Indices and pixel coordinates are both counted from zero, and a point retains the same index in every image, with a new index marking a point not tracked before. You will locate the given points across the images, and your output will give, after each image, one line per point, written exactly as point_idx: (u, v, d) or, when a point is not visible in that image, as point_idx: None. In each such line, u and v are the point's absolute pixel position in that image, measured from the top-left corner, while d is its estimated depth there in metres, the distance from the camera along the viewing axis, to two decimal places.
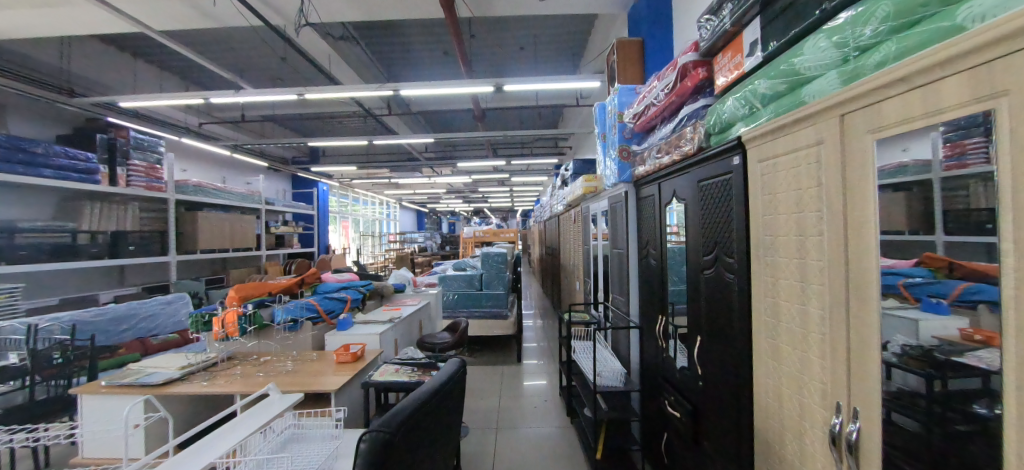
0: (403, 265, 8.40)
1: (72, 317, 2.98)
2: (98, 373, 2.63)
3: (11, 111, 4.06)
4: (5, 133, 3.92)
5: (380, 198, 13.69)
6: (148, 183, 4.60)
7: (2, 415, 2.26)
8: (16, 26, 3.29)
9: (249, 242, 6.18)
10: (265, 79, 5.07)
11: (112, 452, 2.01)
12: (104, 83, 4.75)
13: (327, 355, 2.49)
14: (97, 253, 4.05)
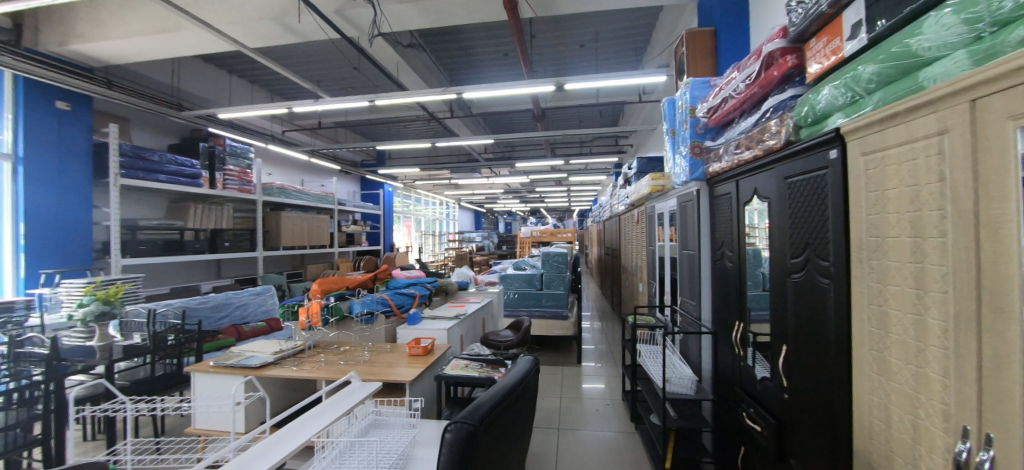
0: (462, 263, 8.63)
1: (183, 303, 3.41)
2: (204, 355, 2.97)
3: (135, 125, 4.69)
4: (130, 144, 4.55)
5: (441, 199, 14.18)
6: (240, 186, 5.13)
7: (130, 387, 2.62)
8: (139, 52, 3.79)
9: (324, 240, 6.65)
10: (341, 88, 5.44)
11: (220, 425, 2.24)
12: (206, 98, 5.35)
13: (401, 347, 2.62)
14: (200, 248, 4.57)
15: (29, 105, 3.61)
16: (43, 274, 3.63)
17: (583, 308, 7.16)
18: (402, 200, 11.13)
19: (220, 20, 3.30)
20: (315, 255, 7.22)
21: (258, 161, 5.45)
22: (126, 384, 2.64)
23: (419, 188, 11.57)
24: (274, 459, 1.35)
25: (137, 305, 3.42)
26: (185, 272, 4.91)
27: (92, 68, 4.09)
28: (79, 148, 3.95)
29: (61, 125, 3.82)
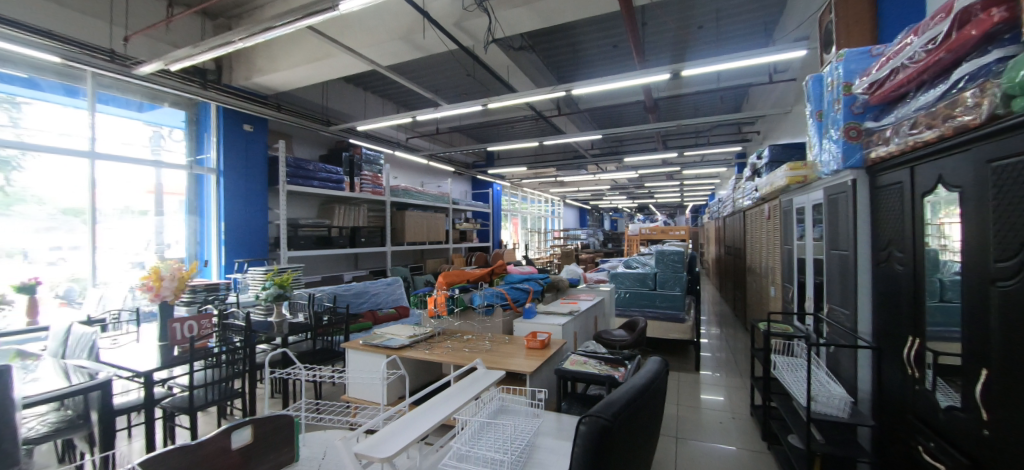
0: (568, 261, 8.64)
1: (334, 289, 4.02)
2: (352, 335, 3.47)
3: (297, 140, 5.66)
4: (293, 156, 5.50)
5: (546, 196, 14.39)
6: (373, 188, 5.89)
7: (301, 356, 3.18)
8: (299, 80, 4.50)
9: (441, 237, 7.24)
10: (457, 95, 5.83)
11: (370, 396, 2.60)
12: (348, 114, 6.20)
13: (519, 340, 2.74)
14: (344, 243, 5.33)
15: (227, 129, 4.56)
16: (237, 262, 4.61)
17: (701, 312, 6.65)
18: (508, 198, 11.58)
19: (360, 46, 3.76)
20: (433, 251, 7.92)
21: (388, 167, 6.18)
22: (297, 354, 3.20)
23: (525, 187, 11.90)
24: (415, 432, 1.52)
25: (301, 289, 4.13)
26: (333, 264, 5.78)
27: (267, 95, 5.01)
28: (259, 161, 4.89)
29: (247, 143, 4.77)
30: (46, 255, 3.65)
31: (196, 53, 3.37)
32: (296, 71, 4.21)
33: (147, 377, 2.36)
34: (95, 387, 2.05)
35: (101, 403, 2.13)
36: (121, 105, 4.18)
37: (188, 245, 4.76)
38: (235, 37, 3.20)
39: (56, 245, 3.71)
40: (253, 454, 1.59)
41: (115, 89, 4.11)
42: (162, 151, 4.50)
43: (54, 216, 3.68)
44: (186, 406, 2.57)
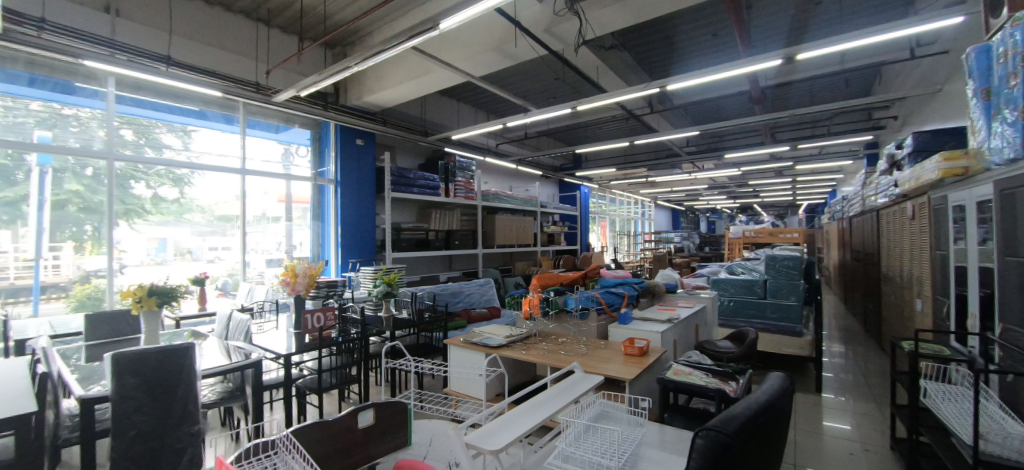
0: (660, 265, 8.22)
1: (434, 289, 4.32)
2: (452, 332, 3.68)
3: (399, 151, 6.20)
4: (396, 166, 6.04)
5: (635, 198, 13.87)
6: (466, 194, 6.22)
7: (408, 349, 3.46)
8: (400, 97, 4.90)
9: (529, 239, 7.38)
10: (545, 99, 5.90)
11: (470, 391, 2.73)
12: (444, 124, 6.62)
13: (615, 345, 2.69)
14: (440, 245, 5.71)
15: (342, 143, 5.17)
16: (351, 262, 5.19)
17: (823, 325, 5.87)
18: (596, 201, 11.37)
19: (456, 60, 3.99)
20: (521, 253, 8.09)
21: (479, 173, 6.48)
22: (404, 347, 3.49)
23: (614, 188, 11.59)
24: (520, 430, 1.57)
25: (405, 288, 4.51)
26: (431, 265, 6.21)
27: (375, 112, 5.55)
28: (368, 171, 5.43)
29: (359, 156, 5.34)
30: (206, 254, 4.55)
31: (321, 80, 3.79)
32: (399, 88, 4.60)
33: (286, 360, 2.71)
34: (248, 365, 2.46)
35: (254, 379, 2.53)
36: (265, 128, 4.96)
37: (313, 246, 5.47)
38: (352, 63, 3.55)
39: (215, 245, 4.61)
40: (371, 436, 1.75)
41: (259, 116, 4.90)
42: (293, 166, 5.22)
43: (212, 222, 4.55)
44: (316, 386, 2.87)
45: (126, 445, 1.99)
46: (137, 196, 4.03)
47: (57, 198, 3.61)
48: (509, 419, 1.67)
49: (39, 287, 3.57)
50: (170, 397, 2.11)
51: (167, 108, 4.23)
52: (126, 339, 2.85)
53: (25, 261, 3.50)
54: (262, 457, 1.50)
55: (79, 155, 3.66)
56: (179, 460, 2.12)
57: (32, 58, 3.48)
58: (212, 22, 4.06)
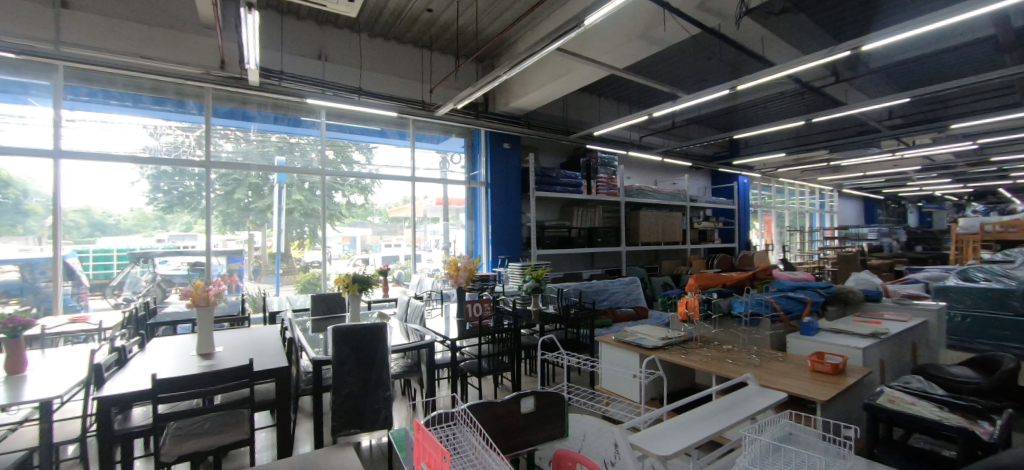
0: (847, 267, 6.79)
1: (581, 285, 4.40)
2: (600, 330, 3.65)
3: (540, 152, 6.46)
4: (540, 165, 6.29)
5: (811, 186, 11.69)
6: (609, 190, 6.13)
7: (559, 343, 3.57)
8: (541, 99, 5.06)
9: (677, 237, 6.89)
10: (695, 82, 5.43)
11: (623, 392, 2.68)
12: (585, 121, 6.63)
13: (797, 359, 2.32)
14: (582, 243, 5.80)
15: (491, 148, 5.60)
16: (500, 258, 5.60)
17: None
18: (755, 192, 9.98)
19: (598, 54, 3.93)
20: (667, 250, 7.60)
21: (621, 168, 6.32)
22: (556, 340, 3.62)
23: (779, 177, 10.00)
24: (689, 440, 1.46)
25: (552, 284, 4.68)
26: (573, 262, 6.34)
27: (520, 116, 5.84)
28: (513, 172, 5.77)
29: (505, 158, 5.70)
30: (384, 249, 5.44)
31: (474, 92, 4.10)
32: (542, 90, 4.76)
33: (453, 344, 3.00)
34: (424, 345, 2.82)
35: (428, 358, 2.88)
36: (428, 140, 5.68)
37: (468, 244, 6.04)
38: (501, 72, 3.76)
39: (390, 242, 5.48)
40: (530, 421, 1.83)
41: (423, 129, 5.63)
42: (449, 172, 5.83)
43: (387, 222, 5.43)
44: (476, 369, 3.10)
45: (342, 398, 2.51)
46: (337, 203, 5.04)
47: (289, 205, 4.78)
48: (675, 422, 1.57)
49: (280, 273, 4.81)
50: (371, 364, 2.56)
51: (358, 130, 5.19)
52: (336, 316, 3.60)
53: (272, 253, 4.75)
54: (444, 426, 1.63)
55: (302, 172, 4.76)
56: (376, 416, 2.58)
57: (275, 102, 4.68)
58: (389, 55, 4.82)
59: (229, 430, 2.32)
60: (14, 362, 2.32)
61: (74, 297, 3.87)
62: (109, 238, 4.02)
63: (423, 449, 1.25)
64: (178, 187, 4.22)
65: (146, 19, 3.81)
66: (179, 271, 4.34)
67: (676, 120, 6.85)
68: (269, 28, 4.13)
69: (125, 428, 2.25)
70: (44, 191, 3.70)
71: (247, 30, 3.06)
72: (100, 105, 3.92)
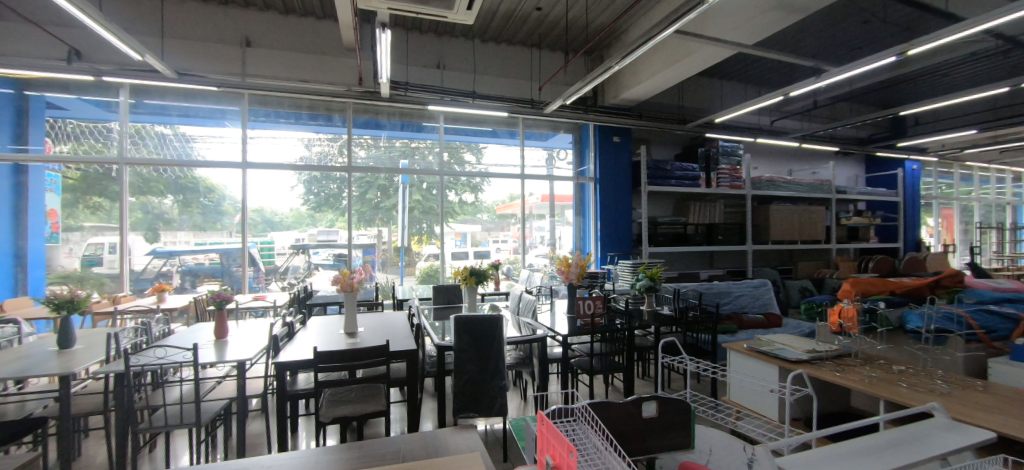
0: None
1: (698, 287, 4.15)
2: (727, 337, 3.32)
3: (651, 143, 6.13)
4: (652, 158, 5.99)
5: (1015, 171, 9.13)
6: (732, 182, 5.56)
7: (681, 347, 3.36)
8: (653, 88, 4.78)
9: (819, 235, 5.96)
10: (846, 51, 4.62)
11: (755, 405, 2.41)
12: (704, 108, 6.12)
13: (1007, 391, 1.82)
14: (700, 240, 5.40)
15: (602, 141, 5.53)
16: (610, 256, 5.49)
17: None
18: (926, 180, 8.13)
19: (722, 31, 3.56)
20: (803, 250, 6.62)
21: (747, 157, 5.66)
22: (677, 344, 3.41)
23: (964, 160, 8.00)
24: None
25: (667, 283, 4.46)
26: (687, 261, 6.01)
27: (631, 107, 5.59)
28: (625, 167, 5.65)
29: (616, 152, 5.60)
30: (492, 245, 5.71)
31: (582, 86, 4.02)
32: (657, 78, 4.49)
33: (564, 340, 2.99)
34: (537, 339, 2.87)
35: (540, 352, 2.92)
36: (536, 138, 5.77)
37: (577, 240, 6.01)
38: (613, 62, 3.62)
39: (498, 238, 5.74)
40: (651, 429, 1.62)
41: (532, 127, 5.74)
42: (555, 169, 5.82)
43: (494, 219, 5.68)
44: (588, 367, 3.05)
45: (462, 383, 2.67)
46: (451, 201, 5.39)
47: (411, 204, 5.27)
48: (841, 445, 1.27)
49: (404, 265, 5.34)
50: (489, 353, 2.69)
51: (472, 132, 5.51)
52: (455, 306, 3.87)
53: (398, 247, 5.30)
54: (564, 421, 1.54)
55: (422, 173, 5.20)
56: (492, 403, 2.69)
57: (402, 111, 5.19)
58: (500, 57, 5.01)
59: (371, 400, 2.63)
60: (220, 329, 2.94)
61: (253, 280, 4.80)
62: (277, 232, 4.87)
63: (546, 442, 1.16)
64: (325, 190, 4.95)
65: (305, 48, 4.53)
66: (327, 262, 5.09)
67: (819, 99, 5.93)
68: (397, 44, 4.60)
69: (294, 389, 2.70)
70: (234, 195, 4.66)
71: (381, 48, 3.44)
72: (273, 123, 4.77)
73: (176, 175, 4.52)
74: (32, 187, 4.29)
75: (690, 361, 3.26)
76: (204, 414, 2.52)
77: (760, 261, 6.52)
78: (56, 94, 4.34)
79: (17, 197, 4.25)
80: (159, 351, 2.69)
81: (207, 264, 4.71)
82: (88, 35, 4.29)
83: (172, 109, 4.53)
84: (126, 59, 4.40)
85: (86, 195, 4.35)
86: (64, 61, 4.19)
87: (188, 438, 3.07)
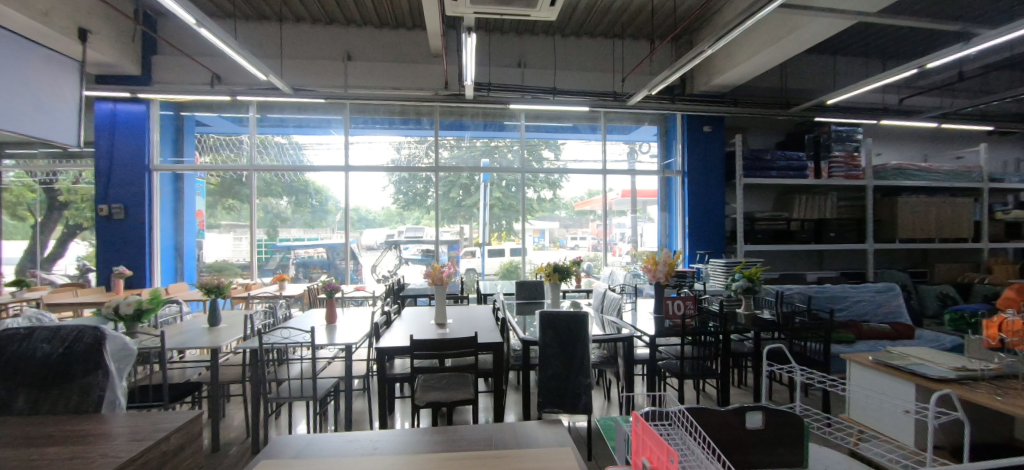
0: None
1: (806, 291, 3.74)
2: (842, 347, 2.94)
3: (747, 131, 5.64)
4: (749, 147, 5.51)
5: None
6: (848, 172, 4.90)
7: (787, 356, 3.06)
8: (751, 71, 4.38)
9: (965, 232, 5.02)
10: (1007, 8, 3.83)
11: (882, 426, 2.10)
12: (813, 89, 5.49)
13: None
14: (806, 238, 4.87)
15: (691, 133, 5.30)
16: (698, 254, 5.21)
17: None
18: None
19: None
20: (942, 251, 5.62)
21: (868, 142, 4.95)
22: (781, 352, 3.12)
23: None
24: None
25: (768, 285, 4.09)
26: (790, 261, 5.50)
27: (724, 94, 5.18)
28: (717, 157, 5.33)
29: (707, 143, 5.32)
30: (570, 242, 5.66)
31: (671, 73, 3.80)
32: (756, 59, 4.10)
33: (651, 341, 2.87)
34: (622, 339, 2.79)
35: (626, 352, 2.83)
36: (618, 131, 5.59)
37: (662, 237, 5.77)
38: (705, 47, 3.37)
39: (576, 235, 5.67)
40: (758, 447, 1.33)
41: (615, 121, 5.58)
42: (637, 163, 5.60)
43: (573, 216, 5.62)
44: (677, 371, 2.91)
45: (546, 378, 2.68)
46: (530, 198, 5.45)
47: (492, 202, 5.42)
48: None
49: (485, 261, 5.51)
50: (573, 351, 2.68)
51: (552, 128, 5.50)
52: (537, 303, 3.92)
53: (479, 244, 5.48)
54: (659, 424, 1.40)
55: (502, 172, 5.34)
56: (577, 400, 2.67)
57: (485, 112, 5.37)
58: (582, 51, 4.96)
59: (460, 388, 2.76)
60: (330, 315, 3.29)
61: (353, 272, 5.32)
62: (372, 229, 5.32)
63: (641, 443, 1.01)
64: (413, 189, 5.30)
65: (400, 58, 4.89)
66: (415, 257, 5.45)
67: (966, 69, 5.00)
68: (480, 46, 4.76)
69: (393, 373, 2.94)
70: (337, 196, 5.19)
71: (466, 51, 3.57)
72: (370, 130, 5.21)
73: (292, 178, 5.14)
74: (186, 192, 5.18)
75: (799, 371, 2.95)
76: (320, 389, 2.85)
77: (883, 262, 5.67)
78: (202, 113, 5.18)
79: (177, 200, 5.17)
80: (285, 332, 3.09)
81: (317, 258, 5.31)
82: (227, 62, 5.06)
83: (289, 121, 5.17)
84: (254, 80, 5.12)
85: (224, 198, 5.14)
86: (209, 84, 5.00)
87: (306, 410, 3.50)
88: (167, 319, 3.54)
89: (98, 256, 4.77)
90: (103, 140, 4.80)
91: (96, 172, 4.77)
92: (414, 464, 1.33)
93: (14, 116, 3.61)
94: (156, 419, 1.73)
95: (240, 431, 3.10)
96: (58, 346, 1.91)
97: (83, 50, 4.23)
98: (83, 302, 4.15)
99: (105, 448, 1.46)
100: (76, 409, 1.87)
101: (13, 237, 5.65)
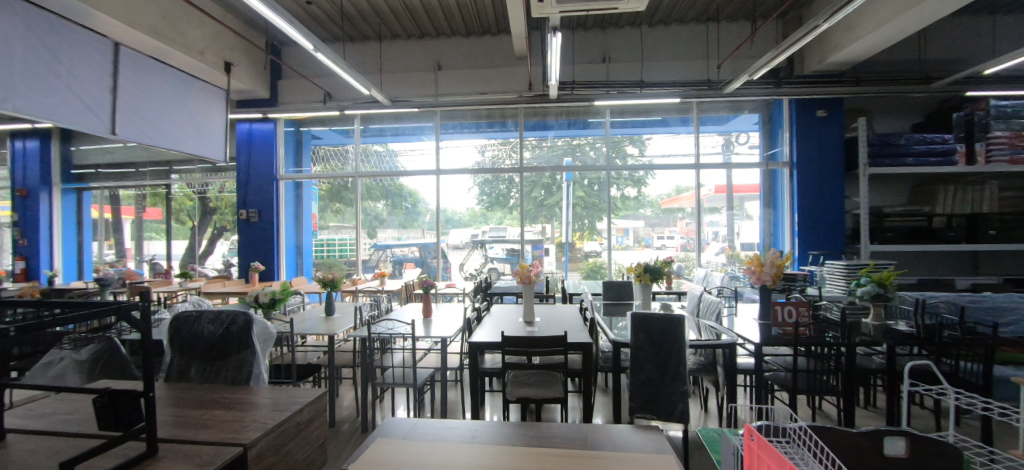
0: None
1: (958, 299, 3.15)
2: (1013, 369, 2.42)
3: (870, 113, 4.89)
4: (874, 132, 4.79)
5: None
6: (1013, 155, 3.99)
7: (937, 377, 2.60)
8: (877, 43, 3.80)
9: None
10: None
11: None
12: (962, 58, 4.60)
13: None
14: (954, 237, 4.09)
15: (800, 120, 4.75)
16: (811, 255, 4.66)
17: None
18: None
19: None
20: None
21: None
22: (927, 372, 2.66)
23: None
24: None
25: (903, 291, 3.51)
26: (929, 263, 4.69)
27: (843, 72, 4.54)
28: (833, 146, 4.71)
29: (819, 129, 4.72)
30: (657, 242, 5.39)
31: (779, 55, 3.43)
32: (885, 29, 3.54)
33: (756, 349, 2.63)
34: (723, 346, 2.59)
35: (728, 360, 2.62)
36: (713, 122, 5.20)
37: (765, 236, 5.25)
38: (820, 21, 2.97)
39: (664, 234, 5.40)
40: None
41: (708, 111, 5.20)
42: (734, 155, 5.17)
43: (659, 214, 5.36)
44: (788, 384, 2.63)
45: (638, 382, 2.59)
46: (613, 196, 5.31)
47: (575, 201, 5.38)
48: None
49: (568, 260, 5.49)
50: (667, 355, 2.56)
51: (638, 123, 5.30)
52: (627, 304, 3.82)
53: (562, 243, 5.47)
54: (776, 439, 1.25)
55: (585, 170, 5.28)
56: (672, 408, 2.55)
57: (568, 110, 5.34)
58: (672, 40, 4.72)
59: (549, 386, 2.79)
60: (426, 309, 3.54)
61: (443, 270, 5.67)
62: (459, 229, 5.60)
63: (757, 460, 0.92)
64: (497, 190, 5.47)
65: (486, 64, 5.09)
66: (500, 256, 5.62)
67: None
68: (564, 45, 4.78)
69: (485, 367, 3.07)
70: (428, 198, 5.56)
71: (551, 51, 3.57)
72: (457, 134, 5.49)
73: (389, 183, 5.61)
74: (304, 197, 5.92)
75: (955, 394, 2.49)
76: (420, 378, 3.08)
77: None
78: (316, 127, 5.87)
79: (297, 205, 5.94)
80: (389, 323, 3.37)
81: (411, 256, 5.74)
82: (337, 80, 5.69)
83: (387, 130, 5.65)
84: (359, 95, 5.68)
85: (333, 202, 5.79)
86: (321, 101, 5.66)
87: (405, 396, 3.81)
88: (293, 308, 4.10)
89: (240, 253, 5.67)
90: (242, 155, 5.69)
91: (238, 183, 5.67)
92: (511, 454, 1.39)
93: (183, 138, 4.48)
94: (292, 393, 2.01)
95: (352, 410, 3.48)
96: (219, 327, 2.31)
97: (227, 80, 4.99)
98: (229, 292, 4.97)
99: (255, 415, 1.73)
100: (233, 380, 2.25)
101: (179, 238, 6.94)
